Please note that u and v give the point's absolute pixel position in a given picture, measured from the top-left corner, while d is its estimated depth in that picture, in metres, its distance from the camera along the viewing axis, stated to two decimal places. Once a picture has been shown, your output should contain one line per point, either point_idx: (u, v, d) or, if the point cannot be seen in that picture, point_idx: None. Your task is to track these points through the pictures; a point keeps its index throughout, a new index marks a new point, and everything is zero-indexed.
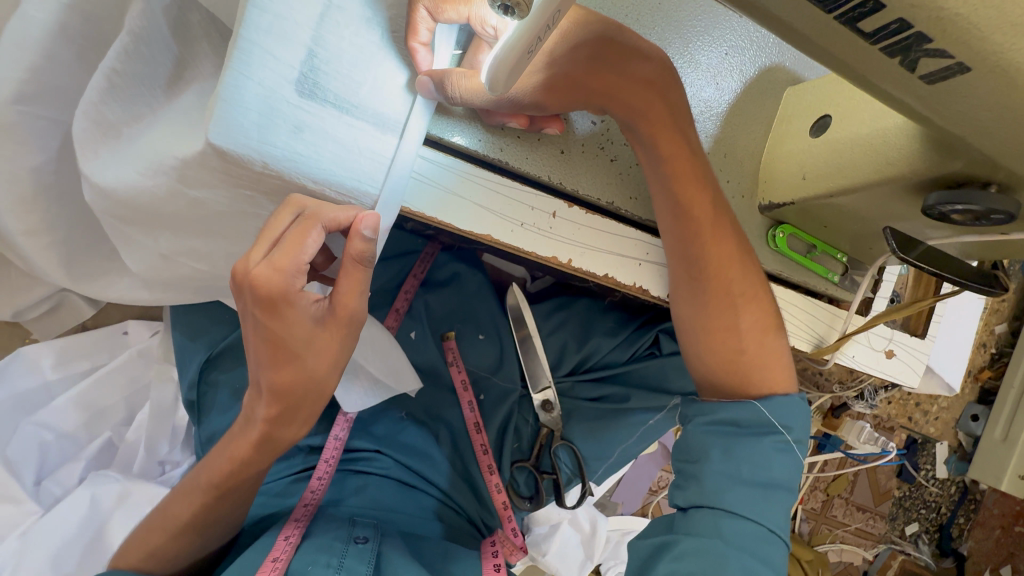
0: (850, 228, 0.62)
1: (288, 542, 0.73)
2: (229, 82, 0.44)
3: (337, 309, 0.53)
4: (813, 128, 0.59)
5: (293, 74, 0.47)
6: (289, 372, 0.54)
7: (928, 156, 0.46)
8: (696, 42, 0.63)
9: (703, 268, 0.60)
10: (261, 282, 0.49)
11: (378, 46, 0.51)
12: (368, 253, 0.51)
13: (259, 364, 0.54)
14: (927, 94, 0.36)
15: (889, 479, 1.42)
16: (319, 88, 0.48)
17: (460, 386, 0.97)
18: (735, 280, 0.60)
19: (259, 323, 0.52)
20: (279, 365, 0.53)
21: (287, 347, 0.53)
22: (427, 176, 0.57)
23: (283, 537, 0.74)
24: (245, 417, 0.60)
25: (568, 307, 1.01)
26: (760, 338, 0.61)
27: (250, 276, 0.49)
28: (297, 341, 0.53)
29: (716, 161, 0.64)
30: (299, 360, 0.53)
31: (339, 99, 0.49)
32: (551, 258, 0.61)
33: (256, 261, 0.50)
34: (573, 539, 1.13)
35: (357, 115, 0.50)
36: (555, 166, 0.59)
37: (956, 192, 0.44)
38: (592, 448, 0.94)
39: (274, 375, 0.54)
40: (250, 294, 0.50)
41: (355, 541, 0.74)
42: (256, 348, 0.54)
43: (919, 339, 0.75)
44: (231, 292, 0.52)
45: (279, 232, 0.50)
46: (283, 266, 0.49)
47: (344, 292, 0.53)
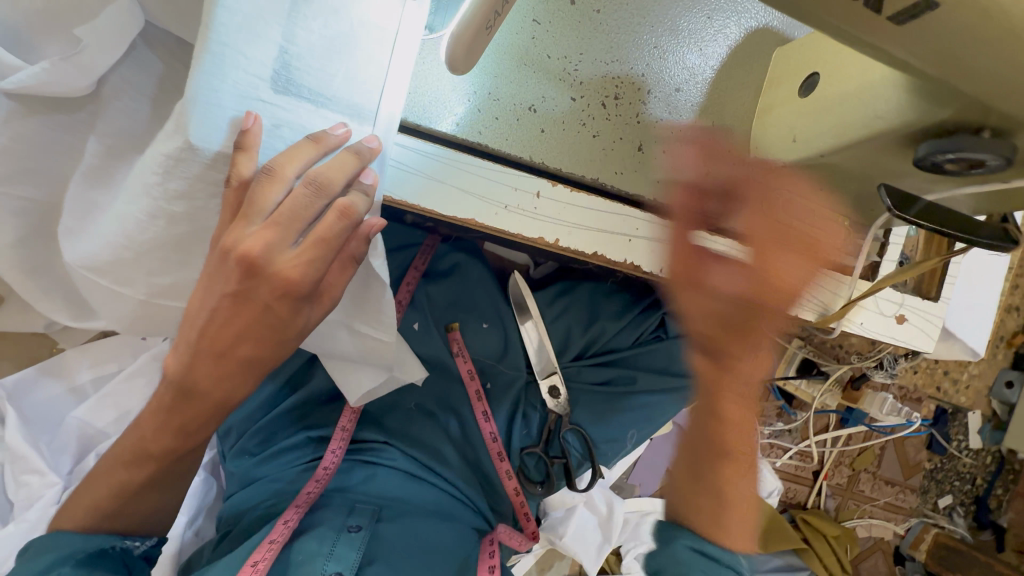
0: (848, 189, 0.59)
1: (286, 525, 0.78)
2: (191, 88, 0.44)
3: (322, 294, 0.54)
4: (800, 88, 0.56)
5: (263, 76, 0.47)
6: (242, 357, 0.52)
7: (915, 103, 0.43)
8: (677, 8, 0.61)
9: (713, 450, 0.60)
10: (250, 248, 0.47)
11: (350, 35, 0.50)
12: (358, 253, 0.54)
13: (194, 324, 0.51)
14: (899, 40, 0.35)
15: (917, 452, 1.37)
16: (292, 86, 0.49)
17: (467, 375, 0.98)
18: (743, 454, 0.60)
19: (228, 311, 0.50)
20: (228, 346, 0.52)
21: (236, 329, 0.51)
22: (409, 164, 0.56)
23: (282, 519, 0.79)
24: (171, 402, 0.55)
25: (571, 293, 1.00)
26: (746, 512, 0.63)
27: (242, 241, 0.47)
28: (258, 331, 0.51)
29: (704, 130, 0.63)
30: (248, 347, 0.52)
31: (315, 92, 0.50)
32: (538, 239, 0.60)
33: (249, 232, 0.47)
34: (590, 521, 1.14)
35: (333, 107, 0.51)
36: (536, 146, 0.58)
37: (948, 140, 0.42)
38: (599, 429, 0.97)
39: (219, 355, 0.52)
40: (224, 267, 0.48)
41: (347, 529, 0.79)
42: (201, 316, 0.51)
43: (932, 303, 0.72)
44: (203, 278, 0.50)
45: (267, 180, 0.47)
46: (274, 257, 0.47)
47: (332, 279, 0.54)
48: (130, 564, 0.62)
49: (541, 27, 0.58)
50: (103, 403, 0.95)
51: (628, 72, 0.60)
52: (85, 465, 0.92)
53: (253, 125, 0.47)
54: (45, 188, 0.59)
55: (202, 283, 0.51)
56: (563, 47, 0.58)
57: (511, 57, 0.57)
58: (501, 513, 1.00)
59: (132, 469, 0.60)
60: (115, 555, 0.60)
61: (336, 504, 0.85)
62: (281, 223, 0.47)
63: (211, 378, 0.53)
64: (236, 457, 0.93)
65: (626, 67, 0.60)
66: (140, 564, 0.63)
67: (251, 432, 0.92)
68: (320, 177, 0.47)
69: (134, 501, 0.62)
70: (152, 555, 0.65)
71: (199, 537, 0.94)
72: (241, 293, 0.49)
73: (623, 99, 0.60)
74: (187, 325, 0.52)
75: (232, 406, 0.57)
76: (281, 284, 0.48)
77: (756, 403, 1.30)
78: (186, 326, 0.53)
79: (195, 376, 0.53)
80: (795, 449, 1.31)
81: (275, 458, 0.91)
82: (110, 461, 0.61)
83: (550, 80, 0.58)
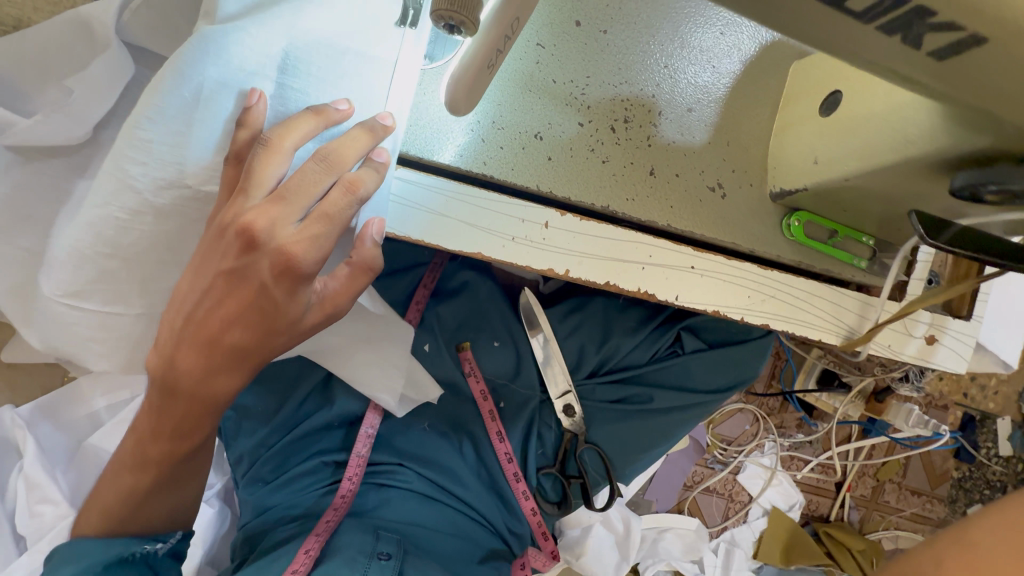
0: (875, 211, 0.56)
1: (307, 554, 0.79)
2: (194, 45, 0.45)
3: (325, 301, 0.49)
4: (822, 106, 0.53)
5: (269, 64, 0.48)
6: (231, 344, 0.47)
7: (947, 124, 0.40)
8: (687, 24, 0.58)
9: None
10: (251, 221, 0.43)
11: (366, 21, 0.50)
12: (377, 259, 0.50)
13: (180, 308, 0.48)
14: (936, 72, 0.32)
15: (944, 461, 1.34)
16: (296, 70, 0.49)
17: (480, 396, 0.96)
18: None
19: (221, 293, 0.47)
20: (216, 333, 0.47)
21: (228, 312, 0.47)
22: (408, 198, 0.54)
23: (304, 549, 0.80)
24: (158, 400, 0.51)
25: (583, 309, 0.96)
26: None
27: (243, 214, 0.44)
28: (250, 316, 0.47)
29: (718, 150, 0.60)
30: (239, 333, 0.47)
31: (325, 72, 0.50)
32: (548, 270, 0.57)
33: (250, 205, 0.44)
34: (607, 540, 1.11)
35: (343, 86, 0.50)
36: (543, 174, 0.55)
37: (986, 172, 0.39)
38: (614, 449, 0.96)
39: (209, 344, 0.47)
40: (225, 239, 0.45)
41: (377, 557, 0.79)
42: (192, 298, 0.48)
43: (965, 322, 0.68)
44: (197, 254, 0.47)
45: (265, 152, 0.44)
46: (272, 229, 0.43)
47: (336, 289, 0.50)
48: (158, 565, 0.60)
49: (545, 51, 0.55)
50: (116, 429, 0.94)
51: (638, 93, 0.57)
52: None
53: (257, 102, 0.47)
54: (44, 238, 0.59)
55: (195, 265, 0.48)
56: (569, 70, 0.56)
57: (516, 82, 0.55)
58: (520, 536, 0.99)
59: (139, 473, 0.56)
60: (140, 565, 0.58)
61: (355, 526, 0.85)
62: (287, 197, 0.44)
63: (196, 370, 0.48)
64: (249, 485, 0.91)
65: (636, 88, 0.57)
66: (167, 562, 0.61)
67: (264, 459, 0.91)
68: (332, 153, 0.45)
69: (150, 503, 0.58)
70: (179, 549, 0.63)
71: (215, 564, 0.92)
72: (238, 271, 0.45)
73: (633, 122, 0.57)
74: (174, 309, 0.49)
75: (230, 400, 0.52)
76: (280, 259, 0.44)
77: (775, 414, 1.28)
78: (170, 310, 0.49)
79: (183, 364, 0.48)
80: (816, 461, 1.28)
81: (291, 484, 0.91)
82: (116, 466, 0.58)
83: (556, 105, 0.55)
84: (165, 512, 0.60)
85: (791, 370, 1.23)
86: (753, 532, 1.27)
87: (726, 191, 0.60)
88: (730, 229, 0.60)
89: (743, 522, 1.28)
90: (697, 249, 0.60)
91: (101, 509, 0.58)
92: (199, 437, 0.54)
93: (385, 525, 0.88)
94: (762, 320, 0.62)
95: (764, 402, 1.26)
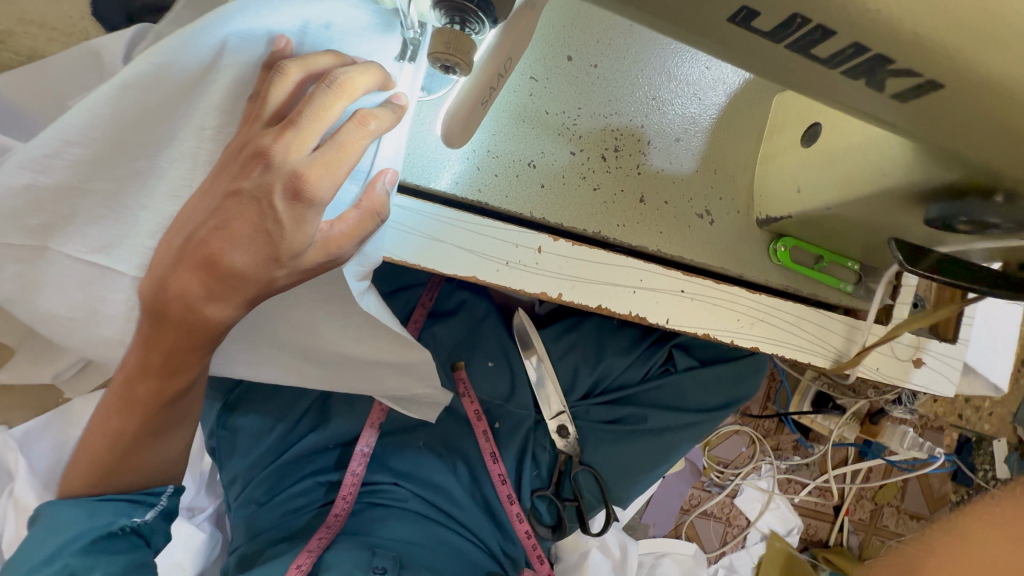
0: (857, 237, 0.58)
1: (299, 569, 0.82)
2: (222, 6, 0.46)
3: (327, 246, 0.47)
4: (802, 138, 0.56)
5: (288, 27, 0.48)
6: (229, 269, 0.45)
7: (917, 161, 0.42)
8: (674, 59, 0.61)
9: None
10: (267, 142, 0.43)
11: None
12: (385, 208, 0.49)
13: (183, 229, 0.47)
14: (898, 112, 0.34)
15: (942, 483, 1.37)
16: (316, 38, 0.49)
17: (474, 416, 0.96)
18: None
19: (222, 210, 0.45)
20: (216, 253, 0.45)
21: (228, 234, 0.45)
22: (404, 224, 0.55)
23: (296, 565, 0.82)
24: (148, 329, 0.49)
25: (576, 330, 0.98)
26: None
27: (262, 139, 0.44)
28: (255, 237, 0.45)
29: (706, 179, 0.62)
30: (239, 254, 0.45)
31: (343, 32, 0.49)
32: (540, 294, 0.58)
33: (264, 130, 0.45)
34: (605, 565, 1.09)
35: (360, 43, 0.50)
36: (535, 201, 0.57)
37: (957, 204, 0.41)
38: (610, 470, 0.96)
39: (205, 264, 0.45)
40: (237, 158, 0.45)
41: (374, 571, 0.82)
42: (195, 219, 0.46)
43: (950, 344, 0.69)
44: (214, 171, 0.47)
45: (278, 79, 0.45)
46: (285, 152, 0.43)
47: (340, 232, 0.47)
48: (150, 529, 0.60)
49: (539, 83, 0.57)
50: None
51: (628, 124, 0.60)
52: None
53: (283, 48, 0.47)
54: None
55: (207, 186, 0.47)
56: (561, 102, 0.58)
57: (509, 113, 0.57)
58: (515, 559, 0.98)
59: (126, 418, 0.55)
60: (129, 534, 0.58)
61: (349, 543, 0.87)
62: (302, 122, 0.43)
63: (192, 293, 0.47)
64: (241, 508, 0.89)
65: (626, 119, 0.60)
66: (157, 524, 0.60)
67: (256, 481, 0.90)
68: (342, 78, 0.44)
69: (136, 452, 0.57)
70: (171, 507, 0.62)
71: None
72: (248, 190, 0.44)
73: (623, 151, 0.59)
74: (176, 231, 0.48)
75: (227, 330, 0.51)
76: (294, 181, 0.43)
77: (770, 436, 1.27)
78: (173, 231, 0.48)
79: (179, 286, 0.47)
80: (813, 484, 1.28)
81: (286, 505, 0.91)
82: (104, 408, 0.56)
83: (548, 135, 0.57)
84: (154, 465, 0.59)
85: (786, 392, 1.24)
86: (751, 557, 1.25)
87: (713, 218, 0.62)
88: (717, 254, 0.62)
89: (740, 547, 1.27)
90: (687, 273, 0.61)
91: (88, 458, 0.57)
92: (190, 375, 0.53)
93: (381, 544, 0.89)
94: (752, 342, 0.63)
95: (760, 423, 1.26)
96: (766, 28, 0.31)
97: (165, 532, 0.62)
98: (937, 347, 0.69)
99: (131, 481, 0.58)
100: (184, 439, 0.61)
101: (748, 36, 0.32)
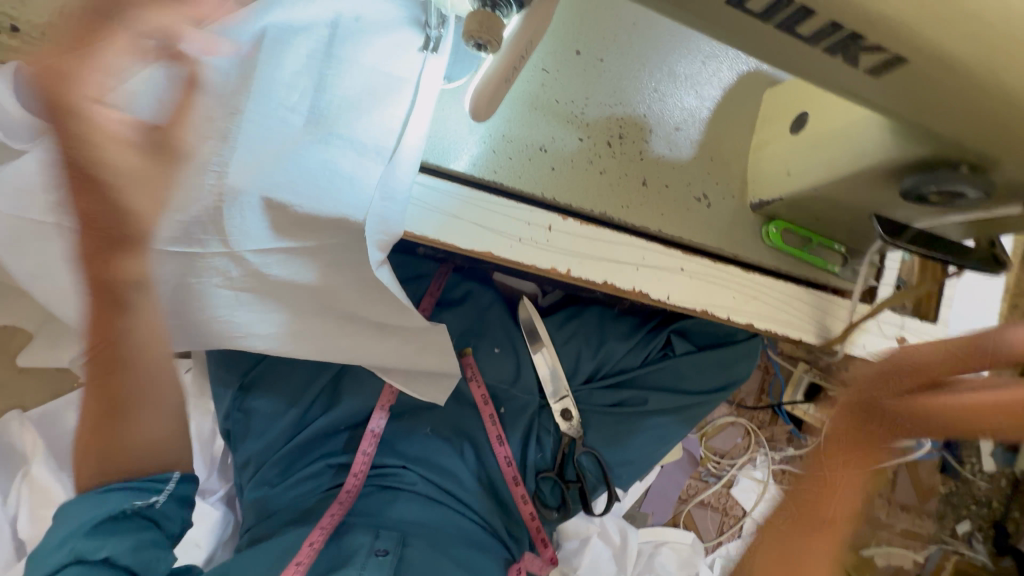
0: (842, 219, 0.63)
1: (311, 546, 0.85)
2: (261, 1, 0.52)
3: None
4: (792, 126, 0.61)
5: (321, 22, 0.54)
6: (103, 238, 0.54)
7: (892, 139, 0.47)
8: (674, 56, 0.66)
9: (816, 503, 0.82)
10: None
11: None
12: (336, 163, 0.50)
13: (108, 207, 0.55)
14: (873, 86, 0.39)
15: (930, 474, 1.40)
16: (343, 32, 0.55)
17: (480, 401, 0.99)
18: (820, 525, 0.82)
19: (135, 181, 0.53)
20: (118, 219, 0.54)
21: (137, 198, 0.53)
22: (425, 201, 0.59)
23: (308, 543, 0.85)
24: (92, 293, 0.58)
25: (578, 318, 1.03)
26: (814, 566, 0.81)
27: None
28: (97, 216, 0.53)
29: (703, 165, 0.66)
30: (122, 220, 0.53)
31: (366, 25, 0.55)
32: (550, 269, 0.62)
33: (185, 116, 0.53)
34: (605, 552, 1.13)
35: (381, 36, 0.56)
36: (546, 183, 0.62)
37: (932, 174, 0.45)
38: (611, 453, 1.00)
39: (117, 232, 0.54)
40: None
41: (375, 553, 0.83)
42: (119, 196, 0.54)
43: (931, 325, 0.74)
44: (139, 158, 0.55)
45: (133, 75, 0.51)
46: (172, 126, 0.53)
47: None
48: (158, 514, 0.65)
49: (550, 75, 0.62)
50: None
51: (631, 114, 0.64)
52: None
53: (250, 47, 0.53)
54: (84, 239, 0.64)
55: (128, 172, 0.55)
56: (570, 92, 0.63)
57: (523, 102, 0.61)
58: (518, 539, 1.01)
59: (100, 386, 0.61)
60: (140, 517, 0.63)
61: (359, 527, 0.89)
62: None
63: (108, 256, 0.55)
64: (254, 488, 0.93)
65: (629, 109, 0.64)
66: (167, 507, 0.66)
67: (271, 462, 0.93)
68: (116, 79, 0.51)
69: (114, 428, 0.62)
70: (182, 493, 0.68)
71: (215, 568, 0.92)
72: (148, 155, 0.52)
73: (627, 138, 0.64)
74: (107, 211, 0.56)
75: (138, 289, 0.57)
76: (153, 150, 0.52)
77: (765, 428, 1.31)
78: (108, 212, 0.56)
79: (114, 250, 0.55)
80: (807, 474, 1.31)
81: (296, 487, 0.94)
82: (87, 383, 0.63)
83: (559, 122, 0.62)
84: (137, 446, 0.64)
85: (779, 383, 1.29)
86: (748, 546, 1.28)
87: (710, 201, 0.66)
88: (713, 235, 0.66)
89: (737, 537, 1.29)
90: (686, 253, 0.66)
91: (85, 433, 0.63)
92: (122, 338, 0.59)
93: (388, 524, 0.91)
94: (746, 319, 0.68)
95: (755, 415, 1.30)
96: (758, 9, 0.36)
97: (178, 518, 0.68)
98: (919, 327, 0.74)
99: (124, 459, 0.64)
100: (165, 420, 0.66)
101: (742, 17, 0.37)
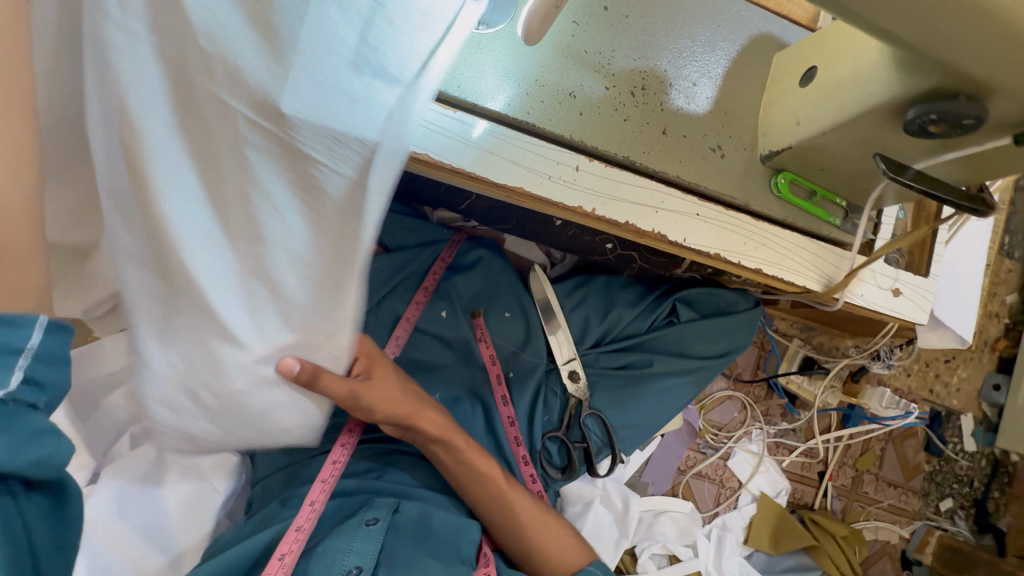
0: (845, 170, 0.68)
1: (312, 507, 0.78)
2: None
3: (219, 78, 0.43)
4: (801, 80, 0.66)
5: None
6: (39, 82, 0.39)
7: (900, 72, 0.52)
8: (692, 17, 0.72)
9: None
10: None
11: None
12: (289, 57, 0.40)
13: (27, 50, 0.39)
14: (889, 8, 0.43)
15: (917, 453, 1.45)
16: None
17: (489, 361, 1.02)
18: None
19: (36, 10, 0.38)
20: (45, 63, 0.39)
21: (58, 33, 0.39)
22: (460, 135, 0.63)
23: (308, 502, 0.79)
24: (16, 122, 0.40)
25: (587, 284, 1.07)
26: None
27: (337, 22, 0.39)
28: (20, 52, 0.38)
29: (718, 119, 0.71)
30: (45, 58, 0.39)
31: None
32: (577, 207, 0.66)
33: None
34: (606, 517, 1.16)
35: None
36: (575, 126, 0.66)
37: (934, 103, 0.50)
38: (617, 414, 1.03)
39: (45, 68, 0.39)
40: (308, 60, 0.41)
41: (364, 523, 0.79)
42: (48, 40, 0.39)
43: (923, 278, 0.80)
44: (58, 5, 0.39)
45: None
46: None
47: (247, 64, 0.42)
48: (34, 378, 0.41)
49: (580, 27, 0.67)
50: None
51: (653, 67, 0.69)
52: (120, 446, 0.94)
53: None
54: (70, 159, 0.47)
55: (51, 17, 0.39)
56: (598, 44, 0.68)
57: (555, 50, 0.66)
58: None
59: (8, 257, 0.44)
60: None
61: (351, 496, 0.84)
62: None
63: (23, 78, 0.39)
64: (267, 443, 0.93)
65: (651, 62, 0.69)
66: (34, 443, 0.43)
67: None
68: None
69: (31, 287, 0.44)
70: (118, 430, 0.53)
71: (231, 517, 0.93)
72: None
73: (649, 90, 0.69)
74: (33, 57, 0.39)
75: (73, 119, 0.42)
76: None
77: (761, 403, 1.36)
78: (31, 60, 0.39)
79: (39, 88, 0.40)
80: (801, 447, 1.36)
81: None
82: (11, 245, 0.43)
83: (587, 70, 0.67)
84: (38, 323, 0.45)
85: (774, 358, 1.33)
86: (743, 518, 1.32)
87: (724, 152, 0.71)
88: (726, 183, 0.71)
89: (733, 508, 1.33)
90: (701, 199, 0.71)
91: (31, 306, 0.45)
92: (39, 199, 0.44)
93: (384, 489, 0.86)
94: (755, 264, 0.72)
95: (752, 390, 1.35)
96: None
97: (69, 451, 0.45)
98: (913, 279, 0.79)
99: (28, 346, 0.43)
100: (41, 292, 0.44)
101: None
